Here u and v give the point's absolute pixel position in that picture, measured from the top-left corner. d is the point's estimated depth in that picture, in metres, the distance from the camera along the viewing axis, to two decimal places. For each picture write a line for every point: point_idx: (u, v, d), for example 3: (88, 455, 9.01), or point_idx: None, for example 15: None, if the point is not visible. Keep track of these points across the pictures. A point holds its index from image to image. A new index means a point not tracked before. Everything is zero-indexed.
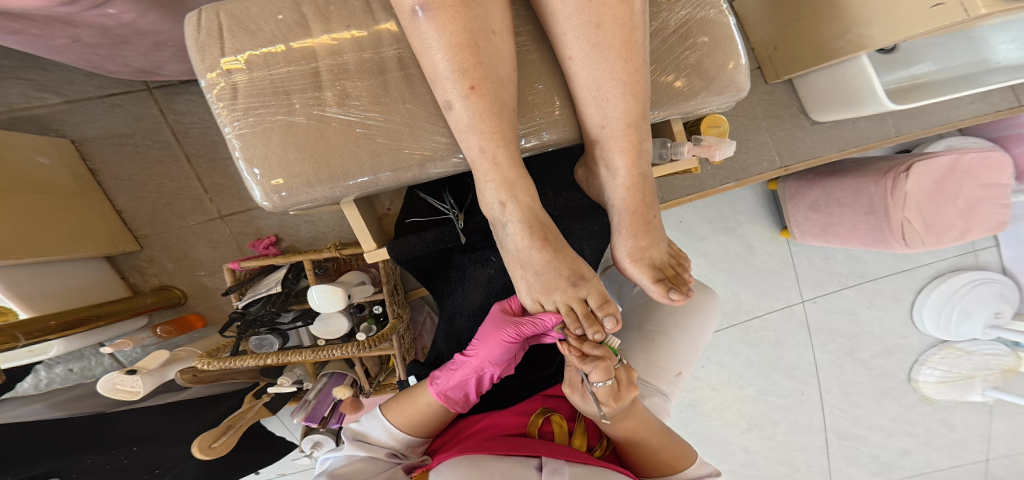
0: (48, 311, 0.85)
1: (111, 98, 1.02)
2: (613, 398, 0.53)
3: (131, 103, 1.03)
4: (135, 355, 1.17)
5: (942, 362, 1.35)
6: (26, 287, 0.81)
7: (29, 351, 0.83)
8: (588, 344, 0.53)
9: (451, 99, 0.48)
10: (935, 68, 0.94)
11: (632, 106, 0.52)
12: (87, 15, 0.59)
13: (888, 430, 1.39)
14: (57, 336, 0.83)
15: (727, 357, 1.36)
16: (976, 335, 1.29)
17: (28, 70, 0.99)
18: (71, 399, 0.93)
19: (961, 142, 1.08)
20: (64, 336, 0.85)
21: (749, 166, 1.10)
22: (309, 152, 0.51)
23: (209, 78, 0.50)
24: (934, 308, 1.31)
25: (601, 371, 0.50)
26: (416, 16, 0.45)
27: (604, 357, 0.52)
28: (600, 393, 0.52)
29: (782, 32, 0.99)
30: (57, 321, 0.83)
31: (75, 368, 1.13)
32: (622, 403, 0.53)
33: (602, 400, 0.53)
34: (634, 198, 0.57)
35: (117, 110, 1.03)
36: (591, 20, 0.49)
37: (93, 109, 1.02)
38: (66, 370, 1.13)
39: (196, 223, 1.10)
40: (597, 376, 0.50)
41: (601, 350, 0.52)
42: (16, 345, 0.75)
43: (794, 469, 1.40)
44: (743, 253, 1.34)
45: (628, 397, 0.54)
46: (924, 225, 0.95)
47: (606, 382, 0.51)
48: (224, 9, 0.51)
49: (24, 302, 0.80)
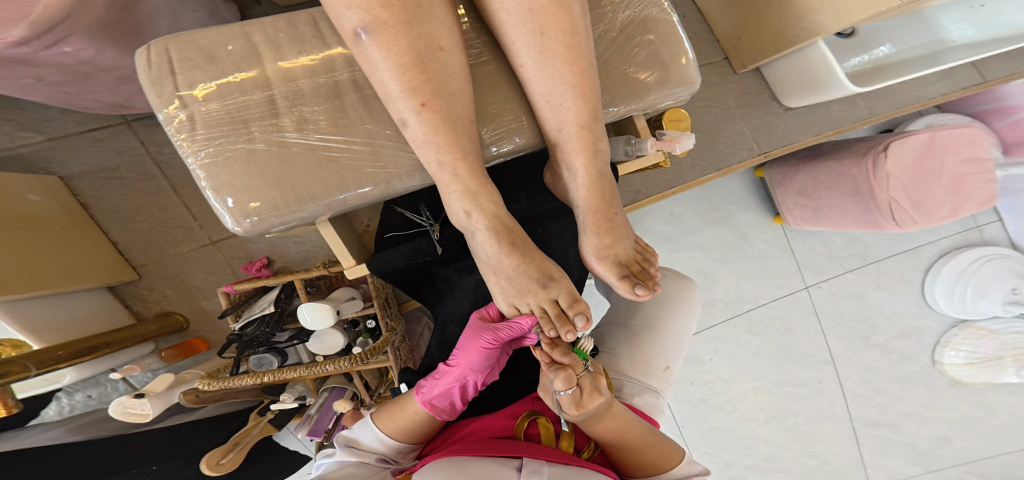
0: (54, 343, 0.87)
1: (91, 133, 1.04)
2: (575, 405, 0.52)
3: (110, 137, 1.05)
4: (145, 379, 1.19)
5: (965, 343, 1.30)
6: (35, 321, 0.84)
7: (45, 380, 0.88)
8: (556, 350, 0.54)
9: (405, 117, 0.49)
10: (894, 50, 0.98)
11: (585, 108, 0.54)
12: (43, 54, 0.59)
13: (920, 416, 1.35)
14: (66, 365, 0.85)
15: (734, 349, 1.33)
16: (995, 311, 1.25)
17: (7, 111, 1.01)
18: (88, 424, 0.98)
19: (939, 120, 1.11)
20: (75, 365, 0.89)
21: (728, 155, 1.11)
22: (273, 177, 0.52)
23: (167, 111, 0.51)
24: (945, 289, 1.28)
25: (562, 379, 0.51)
26: (360, 39, 0.45)
27: (569, 365, 0.52)
28: (563, 400, 0.52)
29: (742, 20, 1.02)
30: (65, 352, 0.85)
31: (93, 395, 1.15)
32: (585, 411, 0.52)
33: (565, 407, 0.52)
34: (594, 197, 0.58)
35: (99, 144, 1.05)
36: (535, 28, 0.50)
37: (75, 145, 1.04)
38: (86, 397, 1.14)
39: (187, 251, 1.12)
40: (558, 384, 0.51)
41: (568, 358, 0.53)
42: (28, 375, 0.76)
43: (823, 461, 1.36)
44: (738, 242, 1.33)
45: (594, 406, 0.52)
46: (912, 205, 0.94)
47: (567, 390, 0.51)
48: (171, 43, 0.52)
49: (36, 336, 0.84)
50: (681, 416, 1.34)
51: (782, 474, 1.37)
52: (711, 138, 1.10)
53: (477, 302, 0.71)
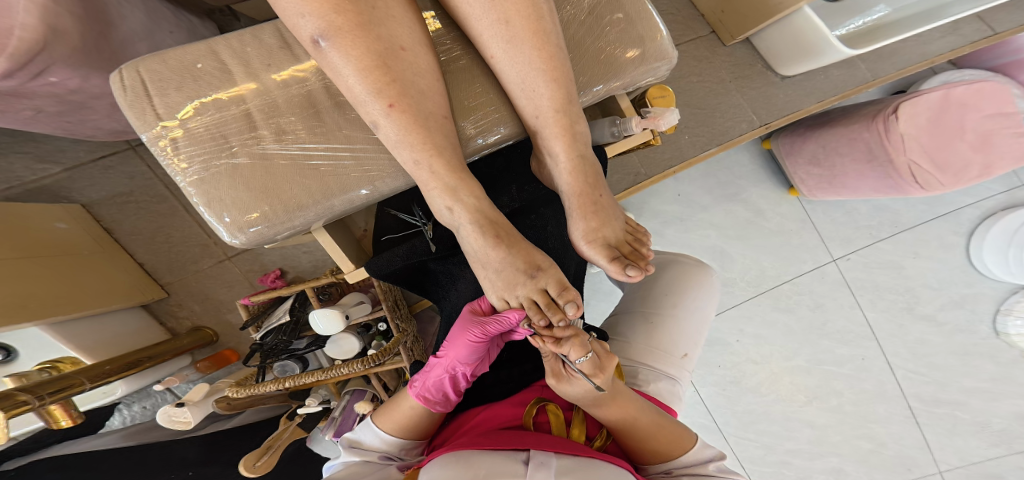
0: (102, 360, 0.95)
1: (103, 161, 1.11)
2: (599, 368, 0.50)
3: (121, 164, 1.11)
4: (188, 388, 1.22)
5: None
6: (81, 339, 0.92)
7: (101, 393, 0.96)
8: (557, 329, 0.51)
9: (376, 118, 0.49)
10: (890, 10, 0.97)
11: (558, 92, 0.53)
12: (32, 85, 0.63)
13: (989, 392, 1.25)
14: (115, 378, 0.93)
15: (762, 328, 1.28)
16: None
17: (22, 144, 1.07)
18: (139, 429, 1.06)
19: (955, 76, 1.04)
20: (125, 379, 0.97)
21: (728, 129, 1.07)
22: (261, 190, 0.54)
23: (151, 133, 0.54)
24: (995, 252, 1.19)
25: (578, 347, 0.49)
26: (319, 45, 0.46)
27: (577, 334, 0.51)
28: (585, 368, 0.50)
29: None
30: (112, 366, 0.93)
31: (149, 406, 1.20)
32: (608, 372, 0.51)
33: (590, 375, 0.50)
34: (578, 182, 0.56)
35: (111, 171, 1.11)
36: (499, 17, 0.50)
37: (90, 173, 1.10)
38: (142, 408, 1.20)
39: (207, 267, 1.18)
40: (575, 353, 0.49)
41: (573, 330, 0.51)
42: (83, 388, 0.84)
43: (879, 444, 1.29)
44: (753, 218, 1.28)
45: (612, 364, 0.52)
46: (938, 167, 0.88)
47: (585, 356, 0.49)
48: (143, 66, 0.54)
49: (85, 353, 0.93)
50: (711, 401, 1.30)
51: (833, 459, 1.30)
52: (708, 113, 1.06)
53: (476, 295, 0.70)
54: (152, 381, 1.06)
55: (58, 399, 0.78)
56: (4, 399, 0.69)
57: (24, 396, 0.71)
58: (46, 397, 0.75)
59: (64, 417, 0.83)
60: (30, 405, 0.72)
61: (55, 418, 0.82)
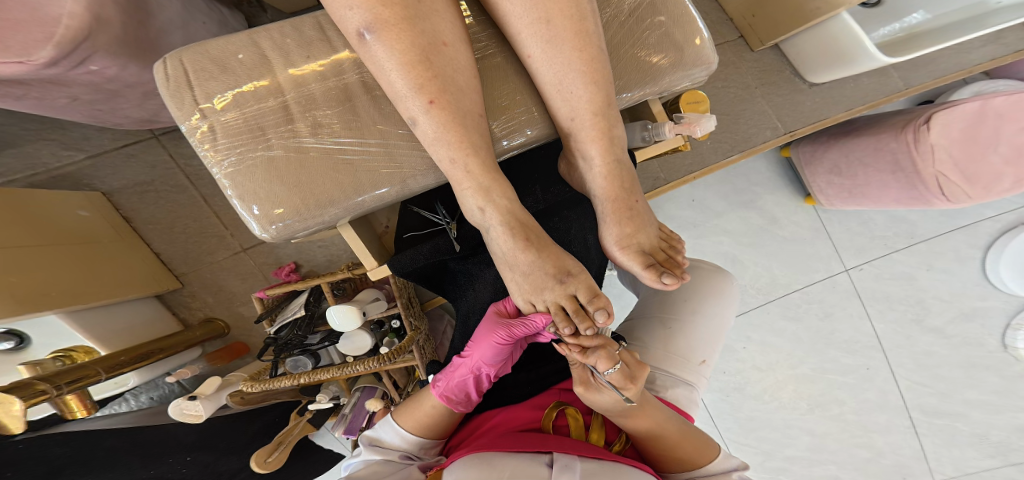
0: (116, 350, 0.94)
1: (126, 149, 1.11)
2: (629, 379, 0.51)
3: (144, 152, 1.12)
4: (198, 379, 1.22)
5: None
6: (98, 329, 0.92)
7: (113, 383, 0.95)
8: (585, 338, 0.52)
9: (415, 115, 0.49)
10: (929, 17, 0.97)
11: (597, 95, 0.52)
12: (72, 74, 0.63)
13: (993, 405, 1.24)
14: (129, 369, 0.93)
15: (770, 336, 1.28)
16: None
17: (49, 131, 1.08)
18: (150, 414, 1.06)
19: (989, 86, 1.04)
20: (138, 369, 0.97)
21: (751, 135, 1.08)
22: (293, 183, 0.54)
23: (189, 123, 0.54)
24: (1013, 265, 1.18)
25: (605, 358, 0.49)
26: (363, 39, 0.46)
27: (605, 345, 0.51)
28: (614, 379, 0.50)
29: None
30: (127, 357, 0.93)
31: (156, 397, 1.20)
32: (640, 382, 0.51)
33: (620, 386, 0.50)
34: (613, 186, 0.56)
35: (133, 159, 1.11)
36: (540, 17, 0.49)
37: (113, 161, 1.10)
38: (149, 399, 1.19)
39: (223, 258, 1.18)
40: (604, 364, 0.49)
41: (600, 339, 0.52)
42: (98, 379, 0.84)
43: (878, 453, 1.28)
44: (767, 225, 1.28)
45: (643, 374, 0.52)
46: (965, 178, 0.87)
47: (615, 367, 0.50)
48: (185, 55, 0.54)
49: (102, 343, 0.92)
50: (714, 406, 1.29)
51: (831, 467, 1.30)
52: (732, 119, 1.08)
53: (498, 294, 0.69)
54: (164, 372, 1.06)
55: (75, 390, 0.79)
56: (24, 388, 0.69)
57: (42, 385, 0.71)
58: (64, 387, 0.75)
59: (80, 408, 0.83)
60: (49, 395, 0.72)
61: (70, 409, 0.82)
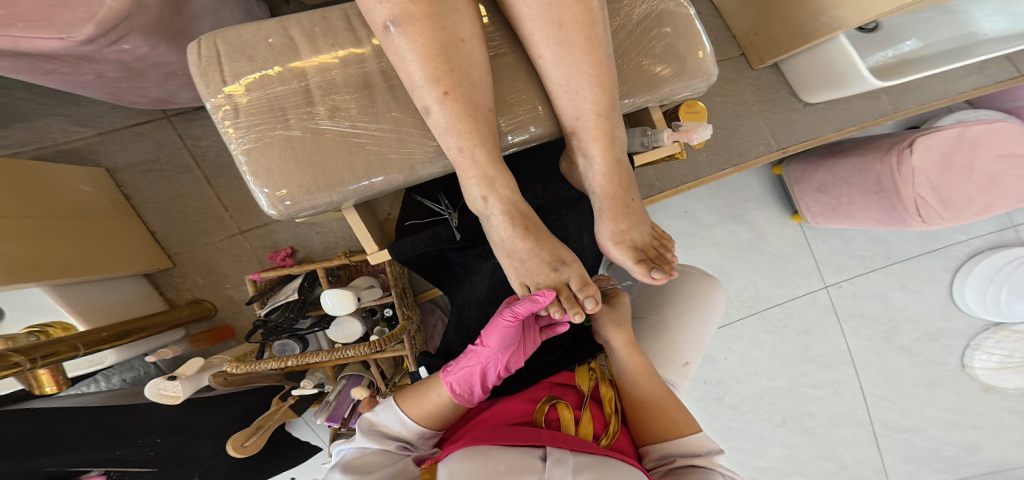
0: (97, 326, 0.93)
1: (136, 127, 1.12)
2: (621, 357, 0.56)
3: (152, 131, 1.12)
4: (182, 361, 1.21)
5: (998, 345, 1.26)
6: (79, 304, 0.91)
7: (88, 361, 0.93)
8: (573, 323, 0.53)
9: (429, 105, 0.53)
10: (921, 44, 1.04)
11: (601, 97, 0.56)
12: (106, 52, 0.64)
13: (948, 422, 1.31)
14: (108, 346, 0.91)
15: (750, 347, 1.32)
16: None
17: (64, 107, 1.08)
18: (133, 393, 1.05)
19: (970, 115, 1.10)
20: (116, 347, 0.95)
21: (746, 150, 1.14)
22: (308, 163, 0.56)
23: (213, 102, 0.55)
24: (977, 288, 1.25)
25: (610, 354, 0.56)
26: (389, 31, 0.50)
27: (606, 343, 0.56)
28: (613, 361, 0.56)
29: (760, 19, 1.06)
30: (107, 333, 0.92)
31: (129, 379, 1.18)
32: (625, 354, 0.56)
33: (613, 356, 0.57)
34: (611, 183, 0.60)
35: (142, 138, 1.12)
36: (553, 21, 0.53)
37: (120, 138, 1.11)
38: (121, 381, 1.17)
39: (220, 240, 1.18)
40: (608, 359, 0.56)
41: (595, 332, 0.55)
42: (75, 354, 0.83)
43: (841, 466, 1.33)
44: (754, 240, 1.32)
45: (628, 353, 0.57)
46: (940, 202, 0.92)
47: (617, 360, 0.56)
48: (219, 38, 0.56)
49: (81, 317, 0.91)
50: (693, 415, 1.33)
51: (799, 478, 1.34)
52: (728, 134, 1.13)
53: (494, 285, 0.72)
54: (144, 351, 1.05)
55: (48, 364, 0.77)
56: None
57: (17, 357, 0.70)
58: (38, 360, 0.74)
59: (50, 383, 0.84)
60: (22, 368, 0.71)
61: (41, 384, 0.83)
